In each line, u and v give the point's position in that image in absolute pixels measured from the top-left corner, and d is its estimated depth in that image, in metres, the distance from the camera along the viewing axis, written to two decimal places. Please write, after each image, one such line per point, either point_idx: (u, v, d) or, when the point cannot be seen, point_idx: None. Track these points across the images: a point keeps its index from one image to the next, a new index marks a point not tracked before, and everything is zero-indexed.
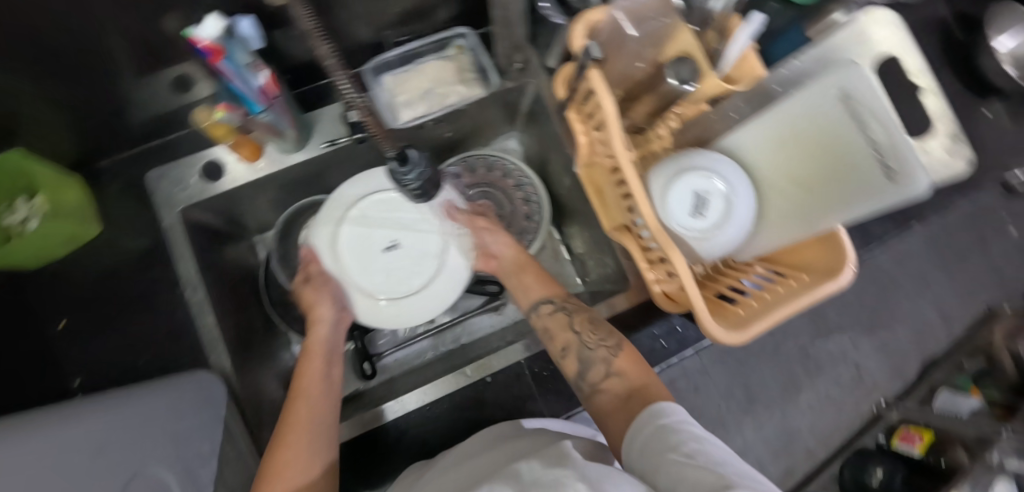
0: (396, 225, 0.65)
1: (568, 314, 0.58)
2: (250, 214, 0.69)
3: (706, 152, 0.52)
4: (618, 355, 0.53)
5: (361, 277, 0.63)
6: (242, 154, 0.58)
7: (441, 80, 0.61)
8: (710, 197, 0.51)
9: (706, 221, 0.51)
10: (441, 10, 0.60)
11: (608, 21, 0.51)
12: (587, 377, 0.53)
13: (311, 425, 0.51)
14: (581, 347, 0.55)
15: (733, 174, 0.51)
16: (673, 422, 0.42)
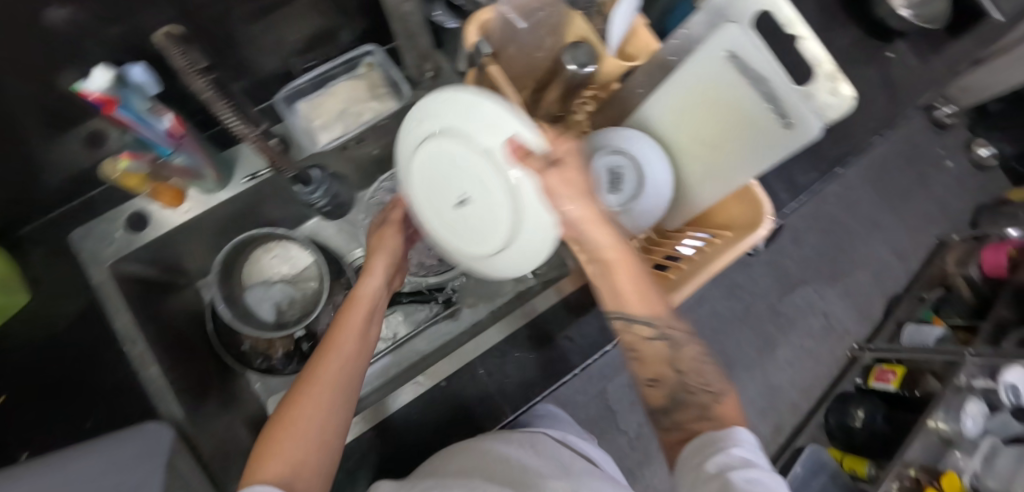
0: (469, 175, 0.46)
1: (672, 348, 0.48)
2: (189, 258, 0.69)
3: (618, 130, 0.54)
4: (723, 403, 0.48)
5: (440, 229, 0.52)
6: (167, 202, 0.59)
7: (354, 99, 0.62)
8: (623, 172, 0.52)
9: (622, 194, 0.53)
10: (344, 32, 0.64)
11: (498, 18, 0.52)
12: (671, 415, 0.50)
13: (330, 385, 0.49)
14: (680, 390, 0.49)
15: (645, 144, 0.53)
16: (733, 448, 0.43)
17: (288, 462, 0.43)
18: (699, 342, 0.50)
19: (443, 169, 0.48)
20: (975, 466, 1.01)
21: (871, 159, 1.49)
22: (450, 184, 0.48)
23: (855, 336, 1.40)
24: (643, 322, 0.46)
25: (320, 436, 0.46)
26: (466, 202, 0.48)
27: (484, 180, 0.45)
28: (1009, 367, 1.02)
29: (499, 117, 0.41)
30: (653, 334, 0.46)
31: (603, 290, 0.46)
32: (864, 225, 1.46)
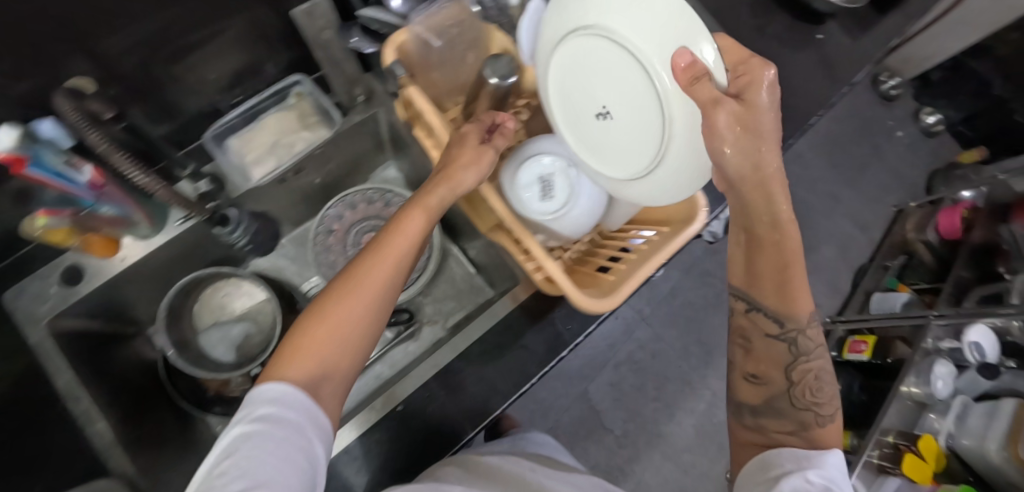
0: (618, 83, 0.44)
1: (794, 355, 0.52)
2: (138, 303, 0.68)
3: (548, 138, 0.55)
4: (825, 429, 0.52)
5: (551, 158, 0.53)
6: (100, 253, 0.58)
7: (285, 131, 0.62)
8: (554, 179, 0.52)
9: (555, 201, 0.52)
10: (270, 65, 0.65)
11: (412, 39, 0.52)
12: (758, 416, 0.54)
13: (371, 296, 0.44)
14: (783, 398, 0.53)
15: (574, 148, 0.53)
16: (819, 468, 0.47)
17: (321, 364, 0.42)
18: (823, 359, 0.53)
19: (587, 77, 0.46)
20: (949, 426, 1.02)
21: (823, 138, 1.54)
22: (591, 95, 0.47)
23: (828, 311, 1.42)
24: (778, 319, 0.52)
25: (356, 345, 0.44)
26: (607, 115, 0.46)
27: (630, 87, 0.43)
28: (970, 325, 1.04)
29: (674, 20, 0.39)
30: (779, 332, 0.52)
31: (795, 293, 0.51)
32: (823, 202, 1.50)
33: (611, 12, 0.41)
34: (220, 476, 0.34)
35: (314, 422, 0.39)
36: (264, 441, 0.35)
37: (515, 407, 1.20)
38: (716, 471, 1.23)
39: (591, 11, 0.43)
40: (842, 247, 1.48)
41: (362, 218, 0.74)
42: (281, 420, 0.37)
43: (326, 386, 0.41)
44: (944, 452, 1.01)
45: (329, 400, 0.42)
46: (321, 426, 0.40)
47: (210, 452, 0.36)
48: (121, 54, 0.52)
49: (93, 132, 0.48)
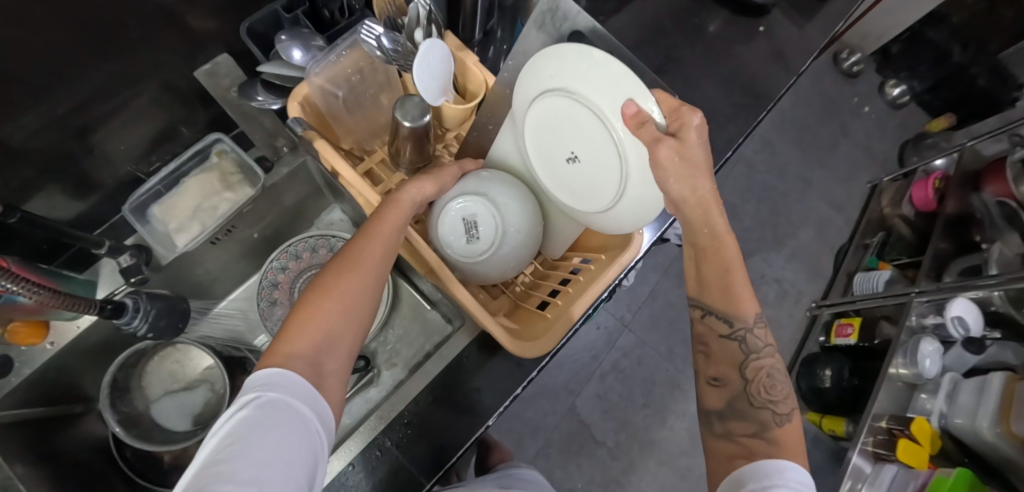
0: (582, 132, 0.46)
1: (746, 351, 0.49)
2: (83, 377, 0.66)
3: (476, 175, 0.53)
4: (784, 427, 0.46)
5: (506, 195, 0.52)
6: (28, 342, 0.57)
7: (206, 194, 0.61)
8: (478, 221, 0.51)
9: (480, 243, 0.51)
10: (186, 127, 0.66)
11: (315, 92, 0.50)
12: (725, 420, 0.49)
13: (361, 281, 0.43)
14: (742, 398, 0.48)
15: (501, 190, 0.52)
16: (782, 486, 0.40)
17: (316, 346, 0.40)
18: (775, 358, 0.49)
19: (552, 127, 0.48)
20: (941, 406, 0.97)
21: (790, 122, 1.54)
22: (557, 142, 0.49)
23: (812, 295, 1.42)
24: (723, 318, 0.49)
25: (352, 333, 0.43)
26: (574, 160, 0.48)
27: (592, 134, 0.46)
28: (952, 300, 1.00)
29: (624, 80, 0.42)
30: (729, 331, 0.49)
31: (721, 287, 0.49)
32: (797, 186, 1.49)
33: (571, 71, 0.44)
34: (221, 463, 0.32)
35: (317, 407, 0.37)
36: (264, 427, 0.33)
37: (504, 430, 1.19)
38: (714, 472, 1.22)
39: (560, 72, 0.45)
40: (820, 230, 1.47)
41: (305, 268, 0.71)
42: (278, 404, 0.35)
43: (325, 370, 0.40)
44: (937, 433, 0.96)
45: (331, 384, 0.40)
46: (323, 419, 0.38)
47: (205, 451, 0.33)
48: (28, 143, 0.51)
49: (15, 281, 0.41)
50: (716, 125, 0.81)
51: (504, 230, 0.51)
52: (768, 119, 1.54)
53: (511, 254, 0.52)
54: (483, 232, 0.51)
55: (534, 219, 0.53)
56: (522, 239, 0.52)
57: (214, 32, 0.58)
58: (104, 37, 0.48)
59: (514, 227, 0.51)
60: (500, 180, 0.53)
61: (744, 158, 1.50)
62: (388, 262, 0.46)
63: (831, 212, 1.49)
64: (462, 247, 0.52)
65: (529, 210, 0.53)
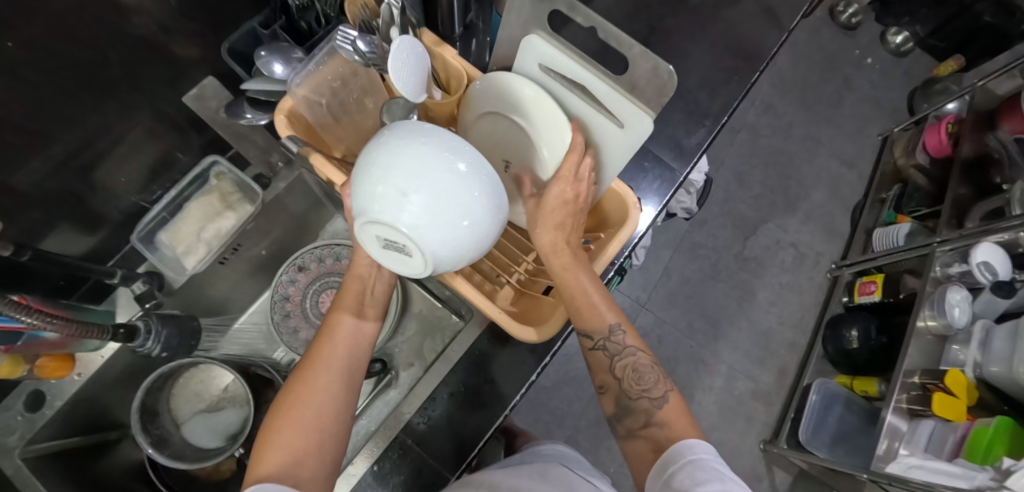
0: (521, 146, 0.54)
1: (612, 356, 0.51)
2: (115, 406, 0.68)
3: (377, 149, 0.39)
4: (664, 408, 0.48)
5: (407, 175, 0.37)
6: (56, 375, 0.59)
7: (208, 217, 0.63)
8: (392, 239, 0.40)
9: (415, 256, 0.40)
10: (182, 153, 0.68)
11: (300, 104, 0.51)
12: (623, 421, 0.50)
13: (323, 382, 0.47)
14: (622, 395, 0.50)
15: (381, 175, 0.38)
16: (700, 460, 0.42)
17: (285, 461, 0.43)
18: (640, 353, 0.51)
19: (489, 142, 0.56)
20: (974, 356, 0.94)
21: (791, 82, 1.50)
22: (496, 152, 0.56)
23: (830, 256, 1.39)
24: (584, 334, 0.50)
25: (321, 436, 0.45)
26: (511, 166, 0.56)
27: (523, 148, 0.54)
28: (975, 246, 0.97)
29: (546, 108, 0.49)
30: (594, 343, 0.51)
31: (580, 308, 0.49)
32: (804, 147, 1.46)
33: (505, 99, 0.51)
34: None
35: None
36: None
37: (530, 420, 1.20)
38: (749, 440, 1.27)
39: (491, 97, 0.52)
40: (832, 189, 1.44)
41: (316, 279, 0.72)
42: None
43: (298, 477, 0.42)
44: (974, 384, 0.93)
45: (308, 486, 0.42)
46: None
47: None
48: (35, 186, 0.53)
49: (30, 314, 0.42)
50: (709, 91, 0.79)
51: (414, 227, 0.38)
52: (767, 82, 1.50)
53: (447, 254, 0.40)
54: (403, 243, 0.39)
55: (476, 197, 0.39)
56: (456, 224, 0.39)
57: (194, 58, 0.58)
58: (93, 76, 0.50)
59: (427, 219, 0.38)
60: (417, 143, 0.38)
61: (747, 124, 1.47)
62: (349, 355, 0.49)
63: (842, 170, 1.46)
64: (405, 256, 0.41)
65: (462, 189, 0.38)
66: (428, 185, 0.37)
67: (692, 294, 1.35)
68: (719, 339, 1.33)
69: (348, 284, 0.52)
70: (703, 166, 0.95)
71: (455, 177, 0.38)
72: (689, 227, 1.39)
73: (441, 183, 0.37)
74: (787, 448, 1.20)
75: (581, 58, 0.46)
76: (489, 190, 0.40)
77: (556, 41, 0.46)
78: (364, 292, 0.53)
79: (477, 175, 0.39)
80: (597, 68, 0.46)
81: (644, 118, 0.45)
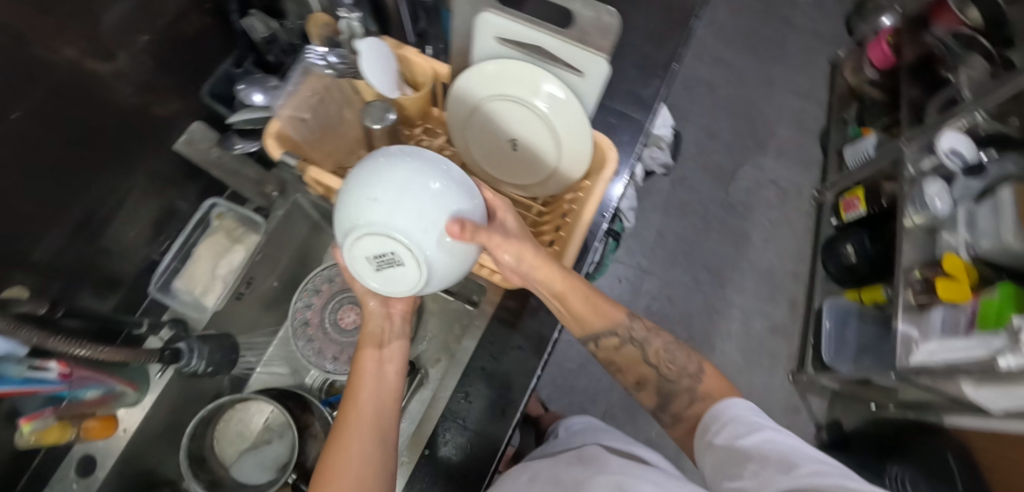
0: (526, 126, 0.58)
1: (642, 350, 0.59)
2: (160, 463, 0.69)
3: (358, 173, 0.43)
4: (701, 383, 0.57)
5: (392, 188, 0.42)
6: (104, 436, 0.60)
7: (218, 254, 0.67)
8: (386, 252, 0.43)
9: (410, 265, 0.44)
10: (181, 202, 0.71)
11: (284, 123, 0.54)
12: (668, 410, 0.57)
13: (362, 435, 0.51)
14: (661, 382, 0.57)
15: (365, 196, 0.42)
16: (740, 417, 0.49)
17: None
18: (660, 337, 0.59)
19: (488, 127, 0.60)
20: (964, 238, 1.00)
21: (734, 33, 1.57)
22: (499, 133, 0.60)
23: (810, 184, 1.43)
24: (610, 334, 0.58)
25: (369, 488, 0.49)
26: (518, 144, 0.60)
27: (521, 119, 0.57)
28: (941, 132, 1.04)
29: (522, 71, 0.53)
30: (621, 339, 0.58)
31: (596, 315, 0.57)
32: (761, 89, 1.52)
33: (489, 83, 0.55)
34: None
35: None
36: None
37: (564, 404, 1.21)
38: (778, 375, 1.28)
39: (475, 87, 0.56)
40: (796, 122, 1.49)
41: (332, 298, 0.73)
42: None
43: None
44: (970, 264, 0.98)
45: None
46: None
47: None
48: (54, 256, 0.55)
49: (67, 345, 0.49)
50: (656, 43, 0.83)
51: (406, 236, 0.42)
52: (712, 36, 1.57)
53: (441, 256, 0.44)
54: (399, 252, 0.43)
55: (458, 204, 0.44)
56: (443, 226, 0.43)
57: (178, 107, 0.62)
58: (92, 136, 0.53)
59: (416, 226, 0.42)
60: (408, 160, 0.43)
61: (703, 79, 1.52)
62: (377, 403, 0.54)
63: (800, 103, 1.51)
64: (402, 269, 0.45)
65: (443, 197, 0.43)
66: (414, 198, 0.42)
67: (688, 248, 1.34)
68: (726, 286, 1.32)
69: (364, 341, 0.58)
70: (666, 120, 1.02)
71: (434, 191, 0.42)
72: (671, 186, 1.39)
73: (425, 195, 0.42)
74: (816, 372, 1.21)
75: (531, 23, 0.50)
76: (472, 202, 0.45)
77: (506, 16, 0.49)
78: (380, 340, 0.59)
79: (453, 185, 0.44)
80: (546, 27, 0.49)
81: (600, 60, 0.49)
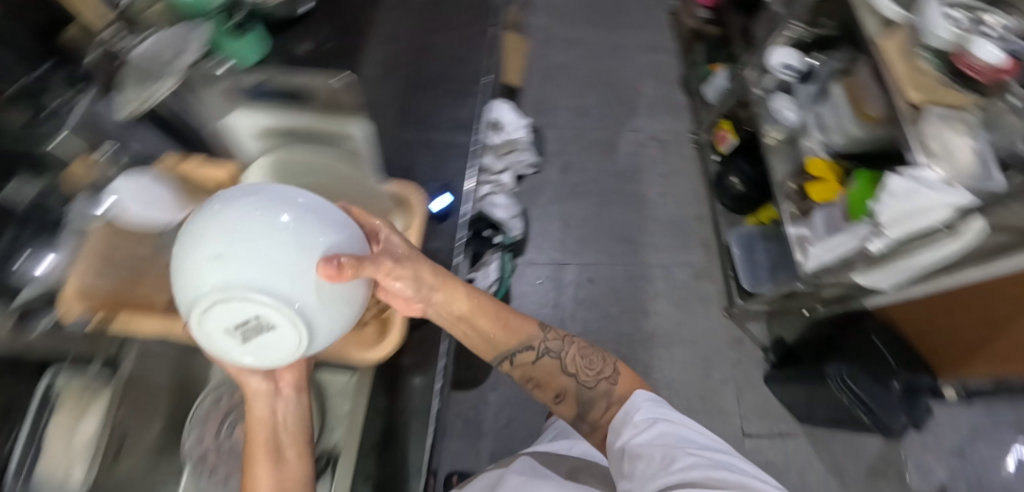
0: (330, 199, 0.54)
1: (556, 358, 0.60)
2: None
3: (201, 217, 0.35)
4: (619, 384, 0.59)
5: (233, 237, 0.33)
6: None
7: (66, 431, 0.50)
8: (250, 318, 0.35)
9: (283, 327, 0.35)
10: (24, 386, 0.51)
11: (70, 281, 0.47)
12: (587, 417, 0.59)
13: None
14: (579, 388, 0.59)
15: (210, 246, 0.33)
16: (637, 411, 0.54)
17: None
18: (574, 344, 0.61)
19: None
20: (819, 139, 1.07)
21: (575, 15, 1.64)
22: None
23: (686, 129, 1.49)
24: (524, 349, 0.59)
25: None
26: None
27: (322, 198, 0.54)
28: (768, 53, 1.14)
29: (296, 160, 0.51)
30: (537, 353, 0.59)
31: (505, 328, 0.58)
32: (615, 57, 1.58)
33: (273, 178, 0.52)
34: None
35: None
36: None
37: (525, 421, 1.18)
38: (714, 315, 1.31)
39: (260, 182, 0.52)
40: (655, 77, 1.56)
41: (230, 411, 0.60)
42: None
43: None
44: (833, 162, 1.05)
45: None
46: None
47: None
48: None
49: None
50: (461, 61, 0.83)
51: (270, 292, 0.33)
52: (555, 23, 1.62)
53: (324, 306, 0.36)
54: (264, 312, 0.34)
55: (322, 241, 0.36)
56: (315, 269, 0.35)
57: None
58: None
59: (276, 277, 0.33)
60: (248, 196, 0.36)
61: (559, 64, 1.56)
62: None
63: (652, 59, 1.58)
64: (274, 331, 0.36)
65: (305, 236, 0.35)
66: (274, 237, 0.34)
67: (597, 226, 1.36)
68: (641, 250, 1.35)
69: (254, 433, 0.45)
70: (517, 122, 1.04)
71: (289, 231, 0.35)
72: (560, 175, 1.41)
73: (283, 233, 0.34)
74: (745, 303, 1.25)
75: (279, 110, 0.47)
76: (343, 231, 0.39)
77: (252, 112, 0.47)
78: (274, 430, 0.46)
79: (317, 217, 0.37)
80: (292, 109, 0.46)
81: (357, 123, 0.46)
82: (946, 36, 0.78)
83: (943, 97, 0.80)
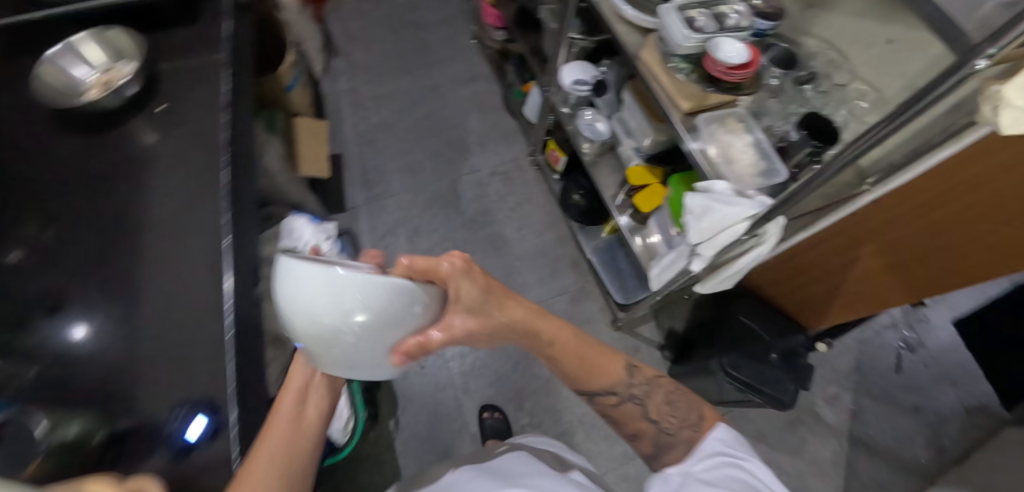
0: None
1: (640, 404, 0.62)
2: None
3: (293, 299, 0.40)
4: (698, 431, 0.60)
5: (319, 331, 0.39)
6: None
7: None
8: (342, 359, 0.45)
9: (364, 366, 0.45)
10: None
11: None
12: (659, 460, 0.60)
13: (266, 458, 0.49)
14: (658, 434, 0.61)
15: (305, 326, 0.40)
16: (716, 450, 0.57)
17: None
18: (660, 382, 0.64)
19: None
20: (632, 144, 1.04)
21: (379, 66, 1.55)
22: None
23: (522, 152, 1.45)
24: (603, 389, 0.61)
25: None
26: None
27: None
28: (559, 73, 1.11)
29: None
30: (619, 395, 0.62)
31: (588, 368, 0.60)
32: (432, 99, 1.50)
33: None
34: None
35: None
36: None
37: None
38: (604, 332, 1.28)
39: None
40: (477, 107, 1.50)
41: None
42: None
43: None
44: (648, 165, 1.02)
45: None
46: None
47: None
48: None
49: None
50: None
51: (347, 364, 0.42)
52: (361, 79, 1.52)
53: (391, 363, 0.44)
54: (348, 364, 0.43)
55: (388, 332, 0.41)
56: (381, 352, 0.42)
57: None
58: None
59: (352, 357, 0.42)
60: (306, 282, 0.38)
61: (377, 123, 1.46)
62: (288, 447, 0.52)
63: (470, 90, 1.53)
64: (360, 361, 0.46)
65: (372, 332, 0.40)
66: (348, 335, 0.39)
67: None
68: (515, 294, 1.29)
69: (286, 391, 0.58)
70: (322, 236, 0.95)
71: (360, 331, 0.39)
72: (411, 242, 1.31)
73: (355, 336, 0.40)
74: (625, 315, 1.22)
75: None
76: (415, 310, 0.41)
77: None
78: (301, 400, 0.58)
79: (385, 311, 0.39)
80: None
81: None
82: (689, 45, 0.76)
83: (708, 101, 0.78)
